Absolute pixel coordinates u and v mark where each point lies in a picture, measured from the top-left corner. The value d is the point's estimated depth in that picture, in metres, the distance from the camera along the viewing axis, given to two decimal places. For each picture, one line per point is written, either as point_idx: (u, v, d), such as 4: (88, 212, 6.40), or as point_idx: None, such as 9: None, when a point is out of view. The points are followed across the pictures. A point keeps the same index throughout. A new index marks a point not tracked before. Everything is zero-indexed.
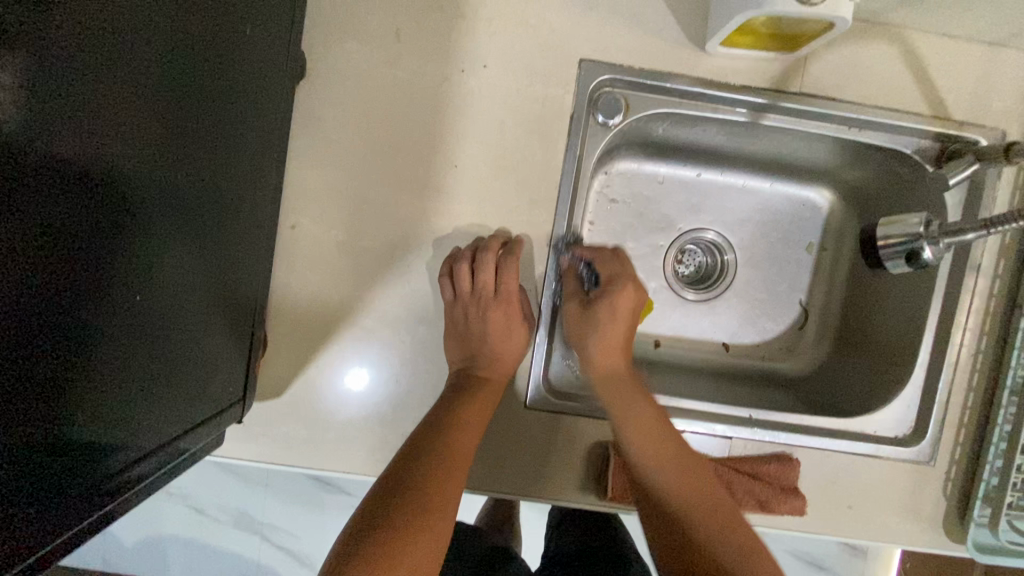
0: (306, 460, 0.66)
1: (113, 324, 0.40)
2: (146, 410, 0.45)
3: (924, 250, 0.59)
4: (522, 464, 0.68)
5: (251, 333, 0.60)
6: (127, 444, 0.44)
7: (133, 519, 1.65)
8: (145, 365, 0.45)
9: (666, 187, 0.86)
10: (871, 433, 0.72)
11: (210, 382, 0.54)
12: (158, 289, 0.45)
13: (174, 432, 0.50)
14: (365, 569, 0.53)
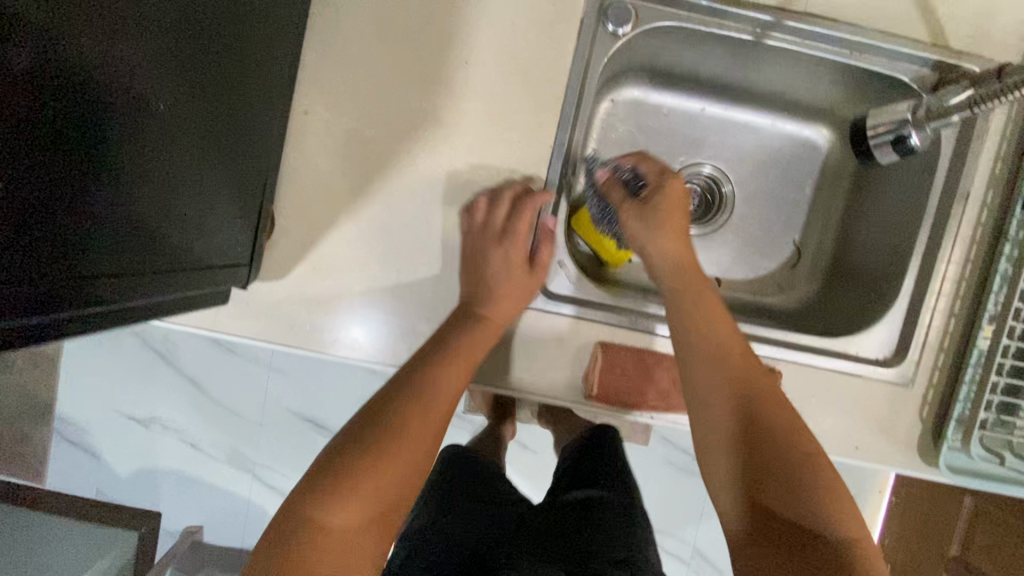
0: (307, 342, 0.69)
1: (120, 194, 0.42)
2: (155, 248, 0.48)
3: (909, 136, 0.70)
4: (515, 359, 0.72)
5: (258, 200, 0.62)
6: (136, 275, 0.47)
7: (122, 449, 1.63)
8: (151, 230, 0.47)
9: (670, 120, 0.88)
10: (853, 353, 0.75)
11: (219, 239, 0.57)
12: (166, 160, 0.46)
13: (181, 278, 0.53)
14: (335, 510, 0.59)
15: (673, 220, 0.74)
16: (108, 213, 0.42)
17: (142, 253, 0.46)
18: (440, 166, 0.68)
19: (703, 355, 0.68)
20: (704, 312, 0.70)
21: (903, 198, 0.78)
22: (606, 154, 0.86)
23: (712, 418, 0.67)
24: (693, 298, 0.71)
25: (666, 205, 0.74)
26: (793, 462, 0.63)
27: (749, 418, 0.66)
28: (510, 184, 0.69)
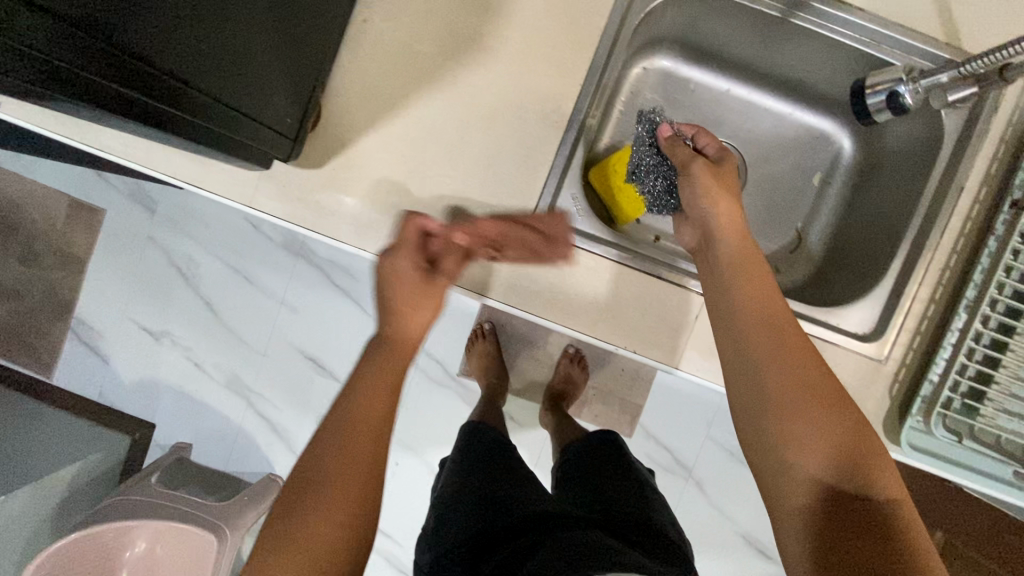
0: (331, 229, 0.75)
1: (157, 55, 0.47)
2: (218, 80, 0.55)
3: (902, 92, 0.71)
4: (515, 278, 0.76)
5: (293, 74, 0.65)
6: (198, 96, 0.53)
7: (132, 359, 1.69)
8: (181, 94, 0.52)
9: (695, 94, 0.94)
10: (834, 324, 0.79)
11: (274, 95, 0.63)
12: (193, 30, 0.49)
13: (237, 117, 0.59)
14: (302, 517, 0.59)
15: (732, 191, 0.74)
16: (139, 75, 0.47)
17: (171, 109, 0.52)
18: (477, 87, 0.74)
19: (761, 331, 0.66)
20: (749, 279, 0.69)
21: (902, 191, 0.82)
22: (631, 117, 0.92)
23: (784, 398, 0.64)
24: (743, 269, 0.70)
25: (724, 174, 0.75)
26: (862, 440, 0.62)
27: (819, 394, 0.63)
28: (538, 113, 0.75)
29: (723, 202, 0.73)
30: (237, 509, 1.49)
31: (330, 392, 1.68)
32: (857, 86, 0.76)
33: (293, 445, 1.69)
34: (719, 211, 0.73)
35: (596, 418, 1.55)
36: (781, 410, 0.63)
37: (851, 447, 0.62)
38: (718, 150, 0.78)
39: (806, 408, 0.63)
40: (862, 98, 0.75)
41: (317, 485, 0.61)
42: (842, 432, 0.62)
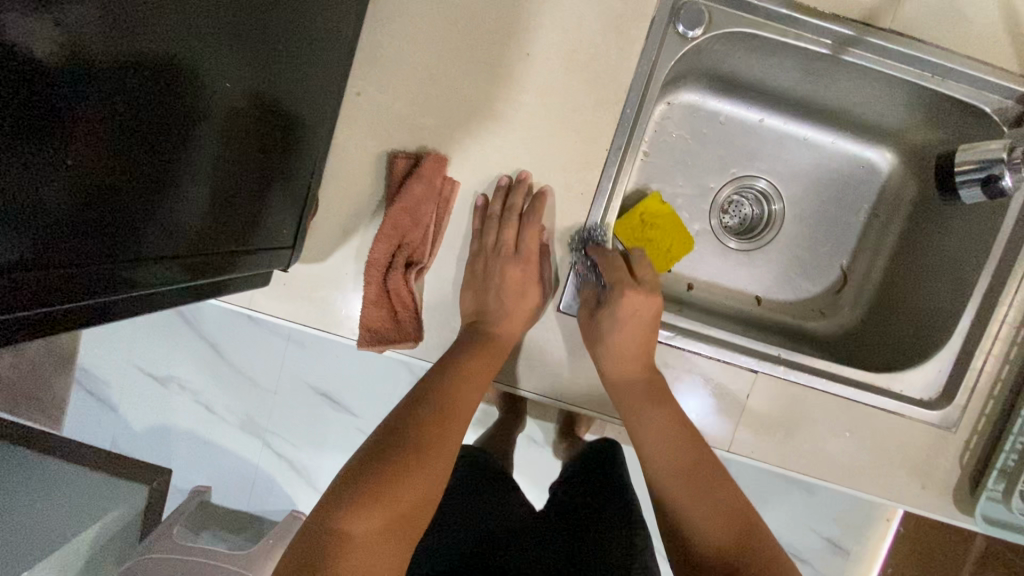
0: (343, 328, 0.68)
1: (143, 251, 0.42)
2: (215, 239, 0.50)
3: (1002, 178, 0.59)
4: (545, 367, 0.69)
5: (278, 187, 0.56)
6: (199, 263, 0.49)
7: (140, 406, 1.51)
8: (161, 273, 0.45)
9: (726, 128, 0.85)
10: (897, 391, 0.72)
11: (275, 221, 0.57)
12: (145, 201, 0.41)
13: (241, 260, 0.54)
14: (361, 502, 0.57)
15: (613, 249, 0.68)
16: (94, 276, 0.39)
17: (144, 289, 0.44)
18: (492, 162, 0.66)
19: (640, 387, 0.67)
20: (620, 345, 0.66)
21: (967, 235, 0.74)
22: (657, 160, 0.83)
23: (655, 447, 0.69)
24: (617, 331, 0.66)
25: (605, 229, 0.67)
26: (713, 486, 0.68)
27: (682, 445, 0.67)
28: (562, 185, 0.67)
29: (595, 264, 0.68)
30: (264, 555, 1.35)
31: (346, 427, 1.47)
32: (943, 163, 0.65)
33: (316, 481, 1.50)
34: (609, 346, 0.66)
35: None
36: (648, 461, 0.69)
37: (706, 485, 0.68)
38: (619, 198, 0.67)
39: (674, 456, 0.68)
40: (951, 177, 0.64)
41: (392, 466, 0.60)
42: (699, 469, 0.67)
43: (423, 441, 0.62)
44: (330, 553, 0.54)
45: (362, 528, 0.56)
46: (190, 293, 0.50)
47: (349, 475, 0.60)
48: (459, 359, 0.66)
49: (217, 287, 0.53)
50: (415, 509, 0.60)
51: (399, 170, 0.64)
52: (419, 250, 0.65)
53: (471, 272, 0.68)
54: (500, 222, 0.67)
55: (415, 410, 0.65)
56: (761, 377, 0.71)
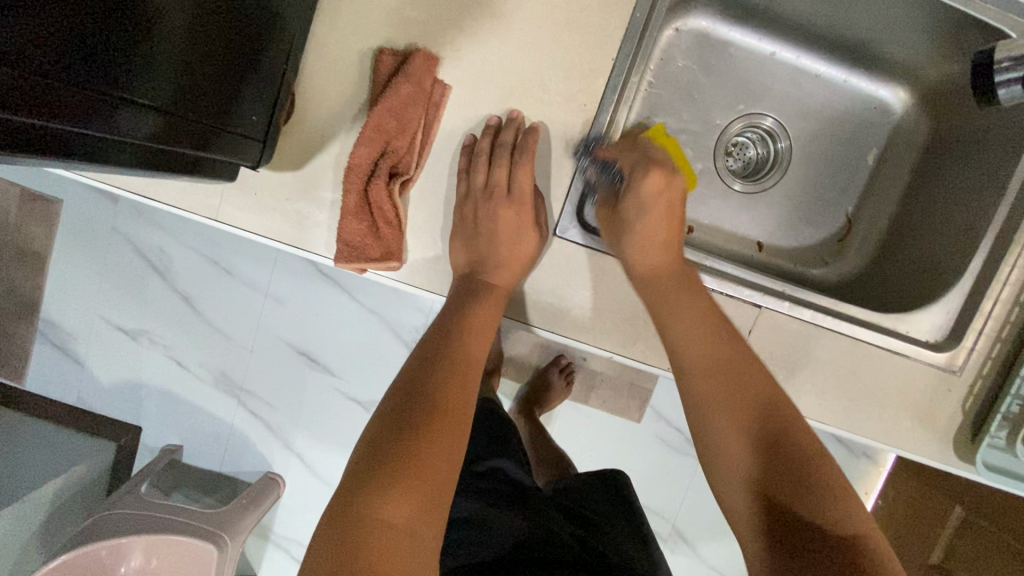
0: (320, 245, 0.62)
1: (85, 79, 0.35)
2: (176, 96, 0.43)
3: None
4: (539, 296, 0.65)
5: (251, 62, 0.49)
6: (157, 120, 0.42)
7: (108, 357, 1.37)
8: (107, 116, 0.38)
9: (736, 59, 0.80)
10: (904, 332, 0.69)
11: (246, 98, 0.50)
12: (89, 20, 0.34)
13: (210, 134, 0.47)
14: (388, 478, 0.48)
15: (645, 223, 0.62)
16: (25, 93, 0.32)
17: (88, 132, 0.37)
18: (488, 65, 0.60)
19: (709, 376, 0.59)
20: (678, 318, 0.60)
21: (984, 171, 0.71)
22: (662, 89, 0.78)
23: (724, 423, 0.58)
24: (671, 309, 0.61)
25: (634, 246, 0.62)
26: (793, 446, 0.55)
27: (744, 406, 0.57)
28: (564, 96, 0.61)
29: (632, 248, 0.62)
30: (235, 515, 1.24)
31: (325, 387, 1.35)
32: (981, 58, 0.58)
33: (290, 440, 1.38)
34: (645, 231, 0.62)
35: (604, 402, 1.33)
36: (716, 444, 0.58)
37: (774, 433, 0.56)
38: (638, 167, 0.63)
39: (732, 408, 0.58)
40: (988, 75, 0.57)
41: (415, 434, 0.51)
42: (765, 417, 0.57)
43: (440, 399, 0.54)
44: (353, 542, 0.45)
45: (393, 507, 0.47)
46: (142, 157, 0.43)
47: (365, 454, 0.50)
48: (465, 314, 0.61)
49: (175, 160, 0.47)
50: (444, 481, 0.50)
51: (385, 68, 0.58)
52: (405, 160, 0.60)
53: (459, 219, 0.62)
54: (489, 161, 0.61)
55: (425, 371, 0.57)
56: (766, 314, 0.67)
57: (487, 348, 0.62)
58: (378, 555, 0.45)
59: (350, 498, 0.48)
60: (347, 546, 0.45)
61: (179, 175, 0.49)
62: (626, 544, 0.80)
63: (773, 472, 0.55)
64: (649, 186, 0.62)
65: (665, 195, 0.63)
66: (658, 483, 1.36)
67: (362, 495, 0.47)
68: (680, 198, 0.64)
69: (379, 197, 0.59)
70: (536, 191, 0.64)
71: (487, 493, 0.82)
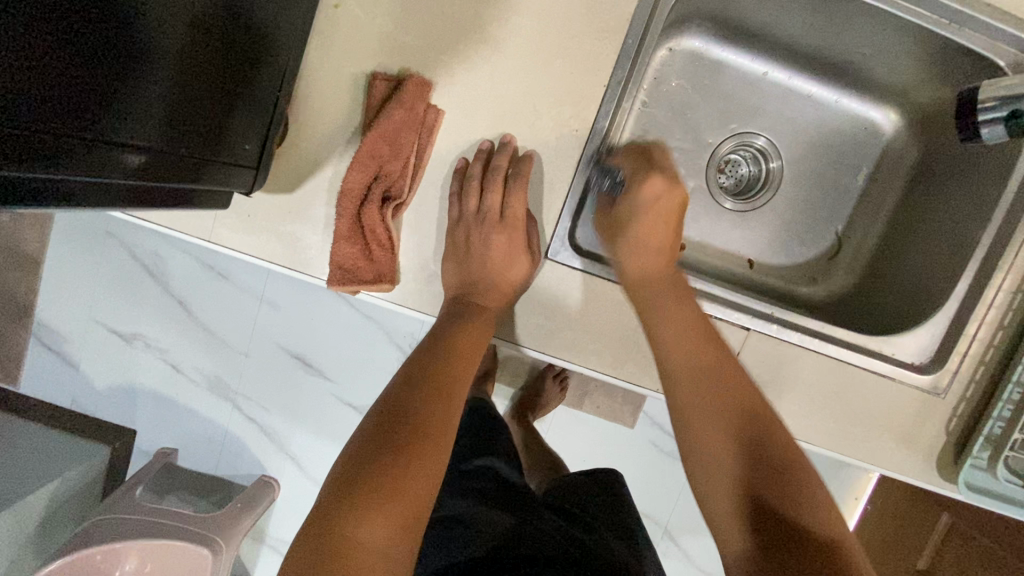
0: (313, 267, 0.63)
1: (72, 127, 0.36)
2: (165, 135, 0.43)
3: None
4: (530, 318, 0.65)
5: (241, 91, 0.49)
6: (148, 160, 0.42)
7: (103, 360, 1.37)
8: (96, 161, 0.38)
9: (729, 79, 0.80)
10: (889, 355, 0.70)
11: (238, 129, 0.51)
12: (71, 71, 0.35)
13: (202, 168, 0.48)
14: (365, 495, 0.49)
15: (642, 227, 0.64)
16: (10, 146, 0.33)
17: (76, 175, 0.38)
18: (481, 90, 0.61)
19: (703, 382, 0.59)
20: (666, 313, 0.61)
21: (971, 195, 0.72)
22: (655, 109, 0.79)
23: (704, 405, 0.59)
24: (662, 318, 0.61)
25: (629, 251, 0.64)
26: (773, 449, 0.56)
27: (723, 401, 0.58)
28: (556, 122, 0.62)
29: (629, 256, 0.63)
30: (230, 519, 1.24)
31: (319, 392, 1.36)
32: (965, 96, 0.59)
33: (286, 444, 1.38)
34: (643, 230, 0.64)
35: (597, 409, 1.34)
36: (702, 454, 0.58)
37: (752, 428, 0.57)
38: (639, 170, 0.64)
39: (713, 404, 0.59)
40: (973, 115, 0.58)
41: (394, 453, 0.52)
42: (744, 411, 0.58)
43: (424, 419, 0.55)
44: (326, 558, 0.46)
45: (371, 528, 0.47)
46: (135, 196, 0.44)
47: (344, 474, 0.51)
48: (452, 335, 0.62)
49: (168, 194, 0.47)
50: (423, 501, 0.51)
51: (378, 94, 0.59)
52: (397, 186, 0.60)
53: (452, 242, 0.63)
54: (481, 187, 0.62)
55: (408, 391, 0.58)
56: (755, 336, 0.68)
57: (475, 368, 0.63)
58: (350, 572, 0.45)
59: (328, 512, 0.49)
60: (321, 566, 0.45)
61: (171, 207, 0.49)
62: (620, 546, 0.81)
63: (757, 469, 0.55)
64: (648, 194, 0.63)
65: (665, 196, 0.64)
66: (650, 488, 1.38)
67: (342, 516, 0.48)
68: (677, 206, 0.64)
69: (371, 225, 0.59)
70: (529, 217, 0.65)
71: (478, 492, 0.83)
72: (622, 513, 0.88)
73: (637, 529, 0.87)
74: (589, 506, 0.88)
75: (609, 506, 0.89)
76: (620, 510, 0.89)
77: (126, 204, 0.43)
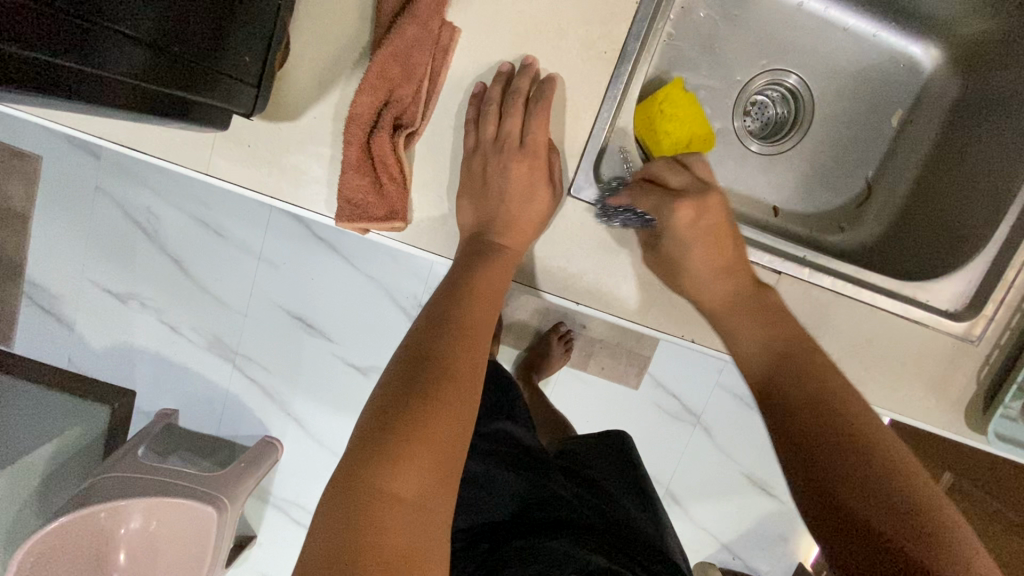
0: (319, 203, 0.58)
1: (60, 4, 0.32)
2: (167, 31, 0.39)
3: None
4: (551, 259, 0.62)
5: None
6: (148, 57, 0.38)
7: (98, 320, 1.33)
8: (89, 47, 0.35)
9: (761, 8, 0.75)
10: (922, 301, 0.67)
11: (246, 39, 0.46)
12: None
13: (207, 78, 0.43)
14: (395, 444, 0.46)
15: (693, 254, 0.59)
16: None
17: (62, 60, 0.34)
18: (501, 6, 0.56)
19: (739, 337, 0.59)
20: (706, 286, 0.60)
21: (1016, 133, 0.68)
22: (682, 41, 0.74)
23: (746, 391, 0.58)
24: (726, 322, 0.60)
25: (699, 281, 0.60)
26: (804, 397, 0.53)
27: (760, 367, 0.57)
28: (582, 44, 0.57)
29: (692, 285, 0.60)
30: (233, 477, 1.22)
31: (320, 351, 1.33)
32: None
33: (288, 405, 1.36)
34: (694, 254, 0.59)
35: (602, 369, 1.32)
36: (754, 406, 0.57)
37: (784, 405, 0.53)
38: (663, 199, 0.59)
39: (756, 361, 0.58)
40: None
41: (422, 401, 0.49)
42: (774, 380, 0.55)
43: (451, 364, 0.52)
44: (359, 509, 0.43)
45: (405, 478, 0.45)
46: (130, 96, 0.40)
47: (371, 424, 0.48)
48: (469, 277, 0.58)
49: (168, 103, 0.43)
50: (449, 449, 0.48)
51: (389, 7, 0.54)
52: (410, 111, 0.55)
53: (468, 175, 0.59)
54: (500, 113, 0.57)
55: (432, 334, 0.54)
56: (785, 280, 0.65)
57: (494, 313, 0.59)
58: (385, 526, 0.42)
59: (357, 463, 0.46)
60: (353, 519, 0.43)
61: (167, 120, 0.45)
62: (640, 513, 0.81)
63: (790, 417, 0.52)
64: (686, 218, 0.58)
65: (707, 222, 0.59)
66: (655, 449, 1.37)
67: (367, 473, 0.45)
68: (722, 214, 0.59)
69: (382, 151, 0.55)
70: (553, 149, 0.60)
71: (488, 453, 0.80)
72: (639, 475, 0.88)
73: (653, 492, 0.87)
74: (607, 466, 0.87)
75: (627, 467, 0.89)
76: (638, 472, 0.88)
77: (117, 102, 0.40)
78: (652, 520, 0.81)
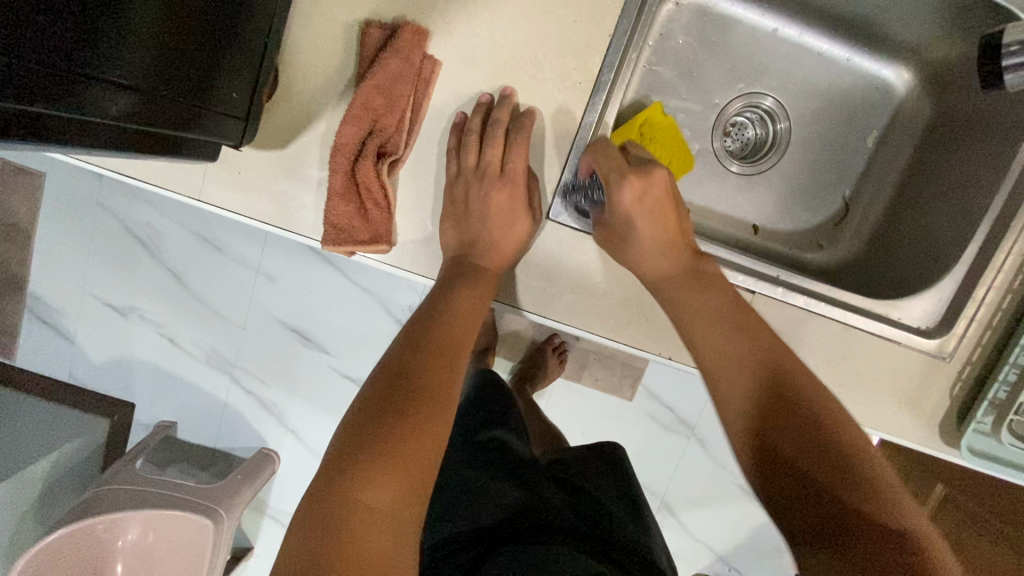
0: (306, 227, 0.61)
1: (65, 61, 0.35)
2: (162, 78, 0.42)
3: None
4: (531, 280, 0.64)
5: (229, 33, 0.47)
6: (147, 104, 0.42)
7: (100, 335, 1.35)
8: (92, 98, 0.38)
9: (737, 35, 0.77)
10: (895, 319, 0.69)
11: (235, 77, 0.49)
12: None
13: (201, 116, 0.47)
14: (374, 458, 0.48)
15: (642, 225, 0.61)
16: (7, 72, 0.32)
17: (69, 112, 0.37)
18: (481, 40, 0.58)
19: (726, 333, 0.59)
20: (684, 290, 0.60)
21: (984, 155, 0.70)
22: (661, 67, 0.76)
23: (731, 380, 0.57)
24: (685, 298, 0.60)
25: (639, 254, 0.61)
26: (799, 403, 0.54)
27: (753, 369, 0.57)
28: (558, 76, 0.60)
29: (635, 255, 0.61)
30: (229, 489, 1.23)
31: (317, 365, 1.35)
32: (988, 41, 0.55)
33: (285, 417, 1.38)
34: (642, 229, 0.61)
35: (596, 381, 1.34)
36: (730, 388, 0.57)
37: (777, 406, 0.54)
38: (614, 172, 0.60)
39: (749, 357, 0.57)
40: (996, 59, 0.54)
41: (398, 418, 0.50)
42: (771, 385, 0.55)
43: (429, 383, 0.54)
44: (335, 518, 0.45)
45: (380, 491, 0.46)
46: (130, 137, 0.43)
47: (349, 438, 0.50)
48: (453, 298, 0.60)
49: (164, 140, 0.46)
50: (426, 465, 0.50)
51: (372, 43, 0.56)
52: (393, 140, 0.58)
53: (450, 200, 0.61)
54: (480, 142, 0.60)
55: (410, 354, 0.56)
56: (760, 299, 0.67)
57: (473, 332, 0.61)
58: (361, 539, 0.44)
59: (334, 475, 0.47)
60: (329, 529, 0.44)
61: (166, 156, 0.48)
62: (631, 524, 0.81)
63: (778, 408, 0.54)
64: (630, 194, 0.60)
65: (651, 194, 0.61)
66: (649, 461, 1.38)
67: (344, 485, 0.46)
68: (667, 188, 0.62)
69: (366, 179, 0.57)
70: (532, 175, 0.63)
71: (479, 465, 0.81)
72: (631, 490, 0.89)
73: (643, 507, 0.87)
74: (599, 478, 0.88)
75: (619, 480, 0.89)
76: (631, 487, 0.89)
77: (120, 144, 0.43)
78: (643, 534, 0.81)
